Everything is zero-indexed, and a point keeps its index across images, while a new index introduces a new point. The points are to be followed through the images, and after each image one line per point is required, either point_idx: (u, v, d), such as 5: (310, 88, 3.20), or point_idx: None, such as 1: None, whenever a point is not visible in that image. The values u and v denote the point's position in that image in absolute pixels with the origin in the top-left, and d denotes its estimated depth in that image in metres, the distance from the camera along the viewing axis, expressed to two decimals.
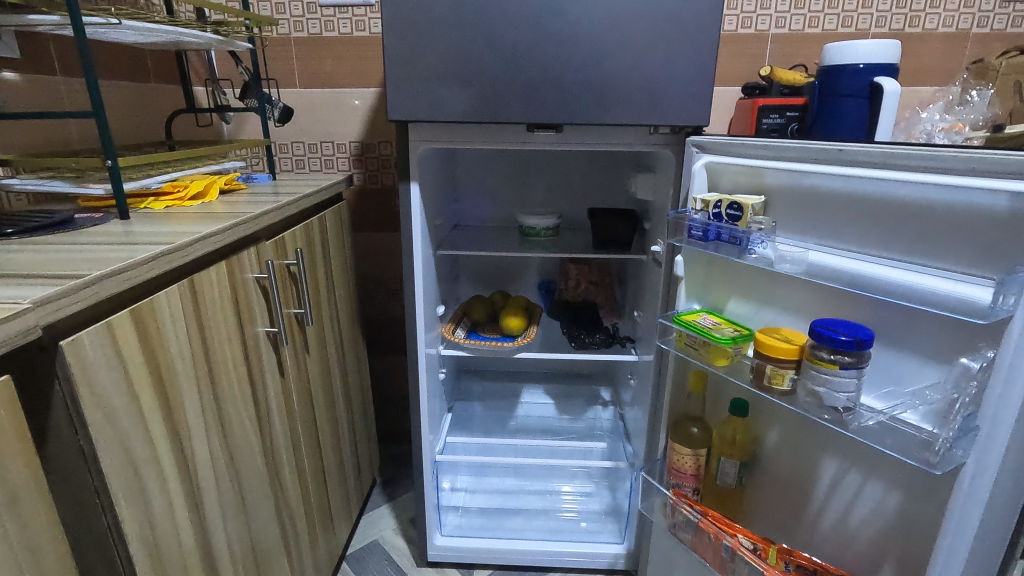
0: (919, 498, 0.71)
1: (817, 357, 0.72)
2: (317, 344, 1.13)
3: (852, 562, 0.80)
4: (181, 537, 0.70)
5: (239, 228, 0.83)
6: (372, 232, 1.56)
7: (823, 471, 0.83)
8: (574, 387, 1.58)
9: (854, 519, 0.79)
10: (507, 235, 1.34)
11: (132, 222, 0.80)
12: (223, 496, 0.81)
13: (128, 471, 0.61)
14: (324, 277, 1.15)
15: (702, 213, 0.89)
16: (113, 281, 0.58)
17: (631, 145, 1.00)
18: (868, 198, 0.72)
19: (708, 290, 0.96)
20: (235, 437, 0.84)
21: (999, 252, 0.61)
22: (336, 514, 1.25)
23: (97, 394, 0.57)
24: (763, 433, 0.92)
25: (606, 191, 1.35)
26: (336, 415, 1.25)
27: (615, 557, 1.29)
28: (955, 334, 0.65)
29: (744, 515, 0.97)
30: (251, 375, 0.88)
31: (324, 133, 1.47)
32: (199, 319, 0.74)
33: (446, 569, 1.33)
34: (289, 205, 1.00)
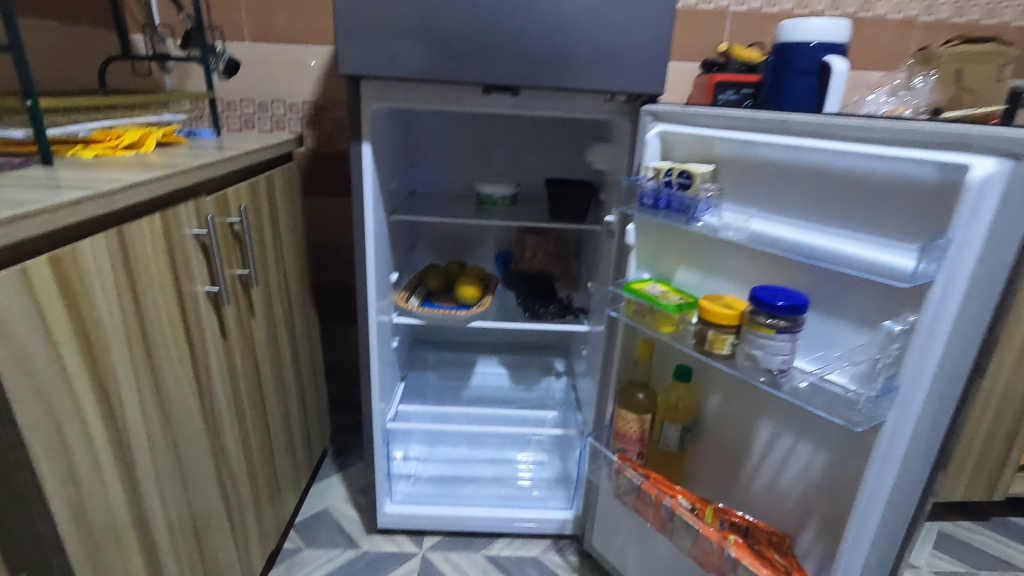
0: (842, 458, 0.75)
1: (755, 322, 0.74)
2: (264, 308, 1.10)
3: (781, 519, 0.85)
4: (110, 499, 0.68)
5: (174, 179, 0.78)
6: (325, 197, 1.52)
7: (758, 434, 0.87)
8: (529, 358, 1.60)
9: (785, 479, 0.83)
10: (464, 203, 1.32)
11: (57, 168, 0.74)
12: (159, 459, 0.78)
13: (48, 428, 0.58)
14: (271, 238, 1.11)
15: (653, 180, 0.88)
16: (26, 224, 0.55)
17: (588, 112, 1.00)
18: (808, 169, 0.74)
19: (657, 259, 0.97)
20: (172, 399, 0.81)
21: (925, 220, 0.63)
22: (283, 482, 1.23)
23: (9, 343, 0.53)
24: (706, 398, 0.95)
25: (563, 162, 1.34)
26: (284, 381, 1.22)
27: (564, 523, 1.32)
28: (882, 301, 0.68)
29: (685, 477, 1.01)
30: (189, 335, 0.85)
31: (275, 92, 1.41)
32: (130, 274, 0.71)
33: (396, 536, 1.34)
34: (232, 161, 0.96)
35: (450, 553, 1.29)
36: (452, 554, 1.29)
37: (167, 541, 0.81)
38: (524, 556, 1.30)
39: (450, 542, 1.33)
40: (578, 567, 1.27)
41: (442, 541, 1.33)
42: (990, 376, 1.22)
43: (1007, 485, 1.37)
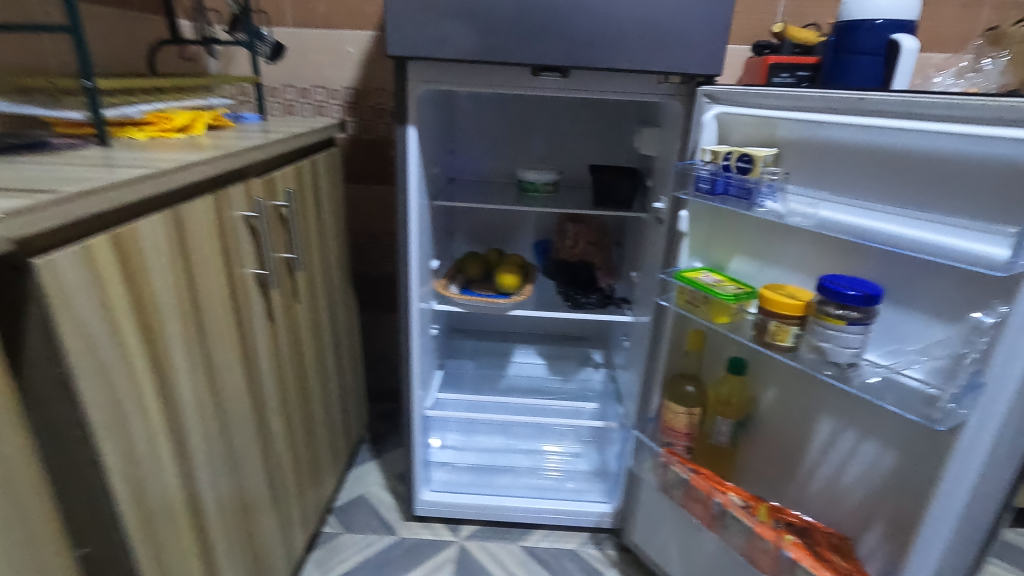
0: (912, 459, 0.72)
1: (823, 313, 0.70)
2: (307, 293, 1.10)
3: (841, 519, 0.82)
4: (165, 478, 0.68)
5: (226, 160, 0.78)
6: (365, 183, 1.51)
7: (818, 431, 0.83)
8: (566, 348, 1.57)
9: (847, 477, 0.80)
10: (504, 190, 1.30)
11: (113, 149, 0.75)
12: (209, 440, 0.79)
13: (109, 404, 0.58)
14: (315, 223, 1.11)
15: (711, 164, 0.85)
16: (88, 201, 0.54)
17: (640, 94, 0.97)
18: (885, 150, 0.70)
19: (710, 247, 0.94)
20: (221, 380, 0.81)
21: (1022, 204, 0.59)
22: (323, 467, 1.24)
23: (74, 318, 0.54)
24: (760, 393, 0.91)
25: (608, 147, 1.30)
26: (325, 366, 1.22)
27: (602, 516, 1.30)
28: (968, 290, 0.63)
29: (735, 473, 0.97)
30: (238, 317, 0.85)
31: (317, 78, 1.41)
32: (185, 254, 0.71)
33: (433, 524, 1.34)
34: (278, 144, 0.95)
35: (488, 543, 1.28)
36: (489, 543, 1.29)
37: (216, 520, 0.81)
38: (561, 549, 1.28)
39: (486, 531, 1.32)
40: (617, 562, 1.25)
41: (479, 530, 1.32)
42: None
43: None
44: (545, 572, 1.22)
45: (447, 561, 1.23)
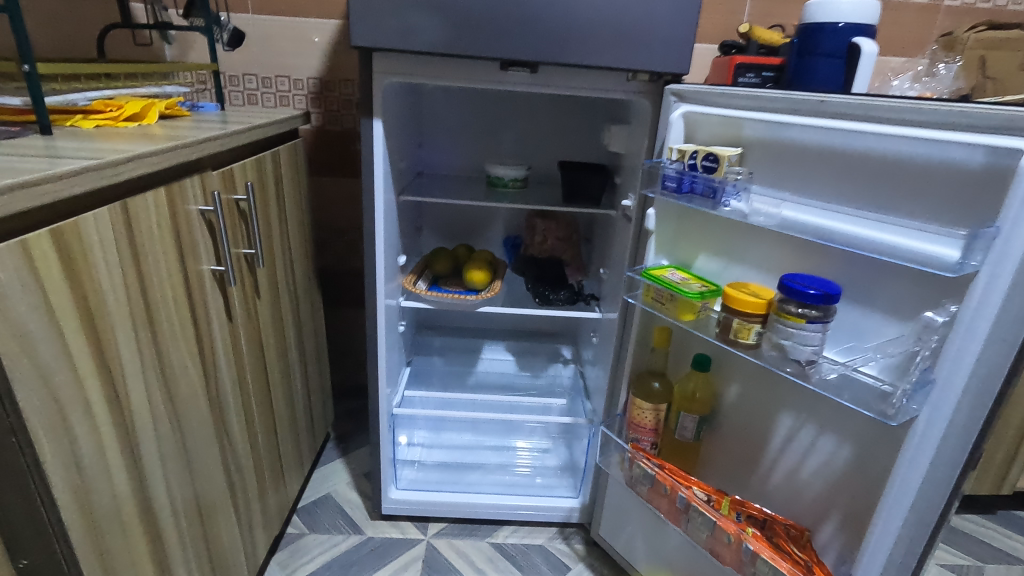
0: (867, 453, 0.74)
1: (784, 311, 0.72)
2: (269, 288, 1.06)
3: (800, 512, 0.84)
4: (115, 481, 0.65)
5: (179, 152, 0.75)
6: (330, 177, 1.48)
7: (779, 426, 0.85)
8: (535, 344, 1.57)
9: (805, 471, 0.82)
10: (473, 185, 1.29)
11: (56, 138, 0.71)
12: (163, 442, 0.76)
13: (50, 408, 0.55)
14: (277, 217, 1.07)
15: (677, 162, 0.86)
16: (25, 194, 0.51)
17: (609, 91, 0.96)
18: (844, 152, 0.71)
19: (677, 245, 0.94)
20: (176, 380, 0.78)
21: (971, 208, 0.61)
22: (286, 467, 1.21)
23: (9, 317, 0.50)
24: (723, 390, 0.93)
25: (577, 143, 1.30)
26: (288, 365, 1.19)
27: (570, 511, 1.31)
28: (921, 289, 0.65)
29: (699, 467, 0.99)
30: (194, 314, 0.81)
31: (280, 67, 1.37)
32: (135, 250, 0.67)
33: (401, 522, 1.32)
34: (238, 135, 0.92)
35: (456, 540, 1.28)
36: (457, 540, 1.28)
37: (171, 525, 0.78)
38: (530, 544, 1.28)
39: (455, 529, 1.31)
40: (585, 556, 1.26)
41: (447, 528, 1.32)
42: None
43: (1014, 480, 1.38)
44: (513, 568, 1.22)
45: (415, 559, 1.22)
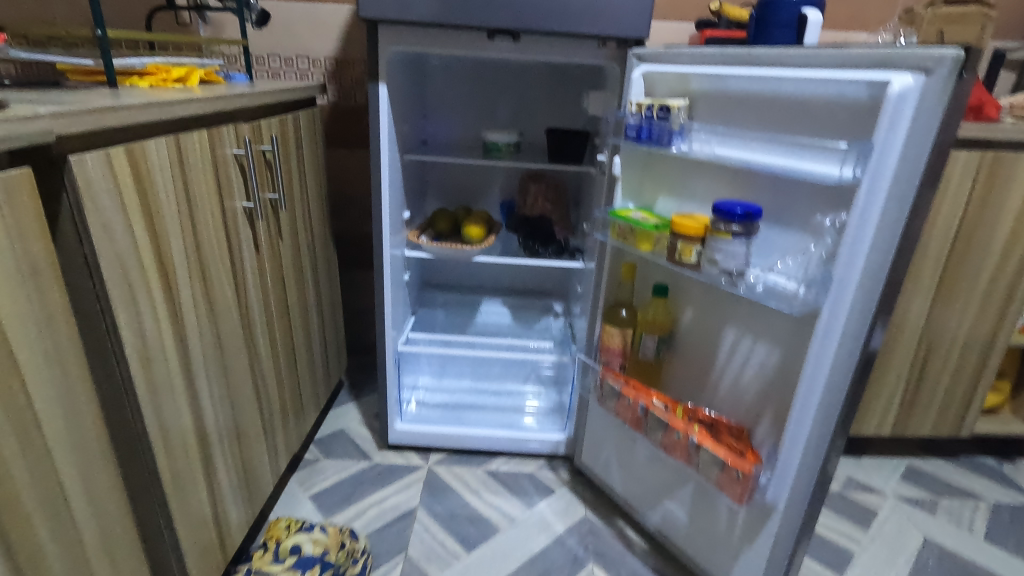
0: (790, 354, 0.87)
1: (715, 229, 0.86)
2: (290, 232, 1.23)
3: (741, 415, 0.98)
4: (167, 359, 0.82)
5: (217, 102, 0.91)
6: (344, 147, 1.64)
7: (724, 340, 0.99)
8: (530, 301, 1.72)
9: (745, 377, 0.96)
10: (471, 150, 1.44)
11: (121, 90, 0.87)
12: (204, 342, 0.92)
13: (123, 284, 0.71)
14: (297, 171, 1.24)
15: (637, 114, 0.99)
16: (108, 116, 0.68)
17: (582, 57, 1.11)
18: (769, 95, 0.85)
19: (640, 189, 1.08)
20: (215, 292, 0.94)
21: (860, 131, 0.74)
22: (305, 397, 1.38)
23: (97, 208, 0.66)
24: (681, 313, 1.07)
25: (564, 112, 1.45)
26: (306, 305, 1.35)
27: (557, 443, 1.45)
28: (825, 206, 0.79)
29: (662, 385, 1.13)
30: (229, 241, 0.98)
31: (301, 47, 1.53)
32: (185, 176, 0.84)
33: (406, 452, 1.48)
34: (264, 95, 1.08)
35: (454, 467, 1.43)
36: (455, 467, 1.43)
37: (209, 412, 0.95)
38: (520, 471, 1.43)
39: (454, 458, 1.47)
40: (568, 482, 1.40)
41: (447, 457, 1.47)
42: (914, 310, 1.35)
43: (971, 426, 1.48)
44: (503, 489, 1.37)
45: (417, 481, 1.38)
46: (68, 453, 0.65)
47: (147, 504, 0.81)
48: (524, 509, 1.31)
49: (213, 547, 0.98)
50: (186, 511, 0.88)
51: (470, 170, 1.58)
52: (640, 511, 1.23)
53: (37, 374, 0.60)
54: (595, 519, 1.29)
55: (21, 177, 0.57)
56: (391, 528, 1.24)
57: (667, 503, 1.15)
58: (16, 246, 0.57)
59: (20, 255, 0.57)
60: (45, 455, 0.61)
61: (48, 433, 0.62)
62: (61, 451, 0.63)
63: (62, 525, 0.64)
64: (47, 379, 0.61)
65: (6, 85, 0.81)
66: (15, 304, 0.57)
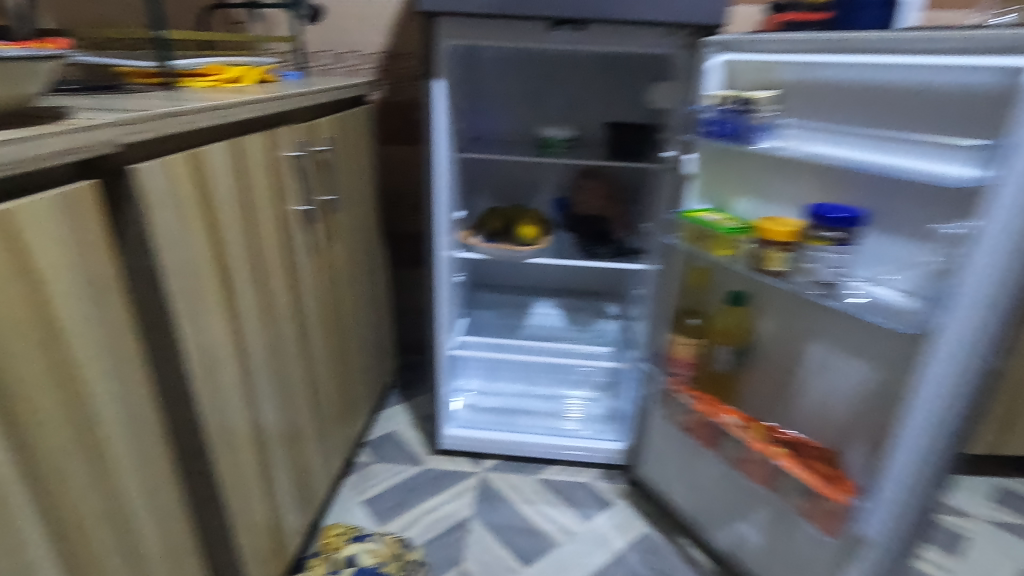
0: (892, 375, 0.78)
1: (812, 236, 0.78)
2: (344, 234, 1.20)
3: (829, 437, 0.89)
4: (228, 371, 0.80)
5: (275, 104, 0.88)
6: (394, 145, 1.61)
7: (810, 354, 0.90)
8: (583, 302, 1.65)
9: (835, 397, 0.87)
10: (525, 147, 1.38)
11: (180, 93, 0.85)
12: (263, 349, 0.90)
13: (185, 297, 0.69)
14: (351, 171, 1.21)
15: (715, 107, 0.91)
16: (171, 122, 0.65)
17: (651, 46, 1.03)
18: (873, 85, 0.76)
19: (717, 190, 1.01)
20: (273, 299, 0.92)
21: (990, 124, 0.65)
22: (357, 400, 1.36)
23: (160, 218, 0.64)
24: (759, 323, 0.99)
25: (623, 104, 1.37)
26: (358, 307, 1.33)
27: (614, 453, 1.39)
28: (944, 210, 0.70)
29: (736, 399, 1.06)
30: (287, 246, 0.95)
31: (351, 43, 1.50)
32: (244, 182, 0.81)
33: (457, 457, 1.45)
34: (319, 94, 1.05)
35: (507, 475, 1.39)
36: (508, 475, 1.39)
37: (268, 422, 0.93)
38: (575, 481, 1.38)
39: (506, 465, 1.42)
40: (627, 494, 1.34)
41: (499, 464, 1.43)
42: None
43: None
44: (559, 500, 1.32)
45: (470, 488, 1.34)
46: (134, 473, 0.63)
47: (209, 517, 0.80)
48: (581, 522, 1.25)
49: (272, 557, 0.97)
50: (246, 522, 0.87)
51: (522, 167, 1.52)
52: (707, 530, 1.16)
53: (104, 392, 0.58)
54: (657, 536, 1.22)
55: (85, 190, 0.54)
56: (445, 539, 1.20)
57: (738, 525, 1.08)
58: (79, 262, 0.54)
59: (84, 270, 0.55)
60: (112, 477, 0.60)
61: (113, 453, 0.60)
62: (126, 470, 0.61)
63: (129, 548, 0.63)
64: (112, 397, 0.59)
65: (69, 90, 0.79)
66: (79, 322, 0.54)
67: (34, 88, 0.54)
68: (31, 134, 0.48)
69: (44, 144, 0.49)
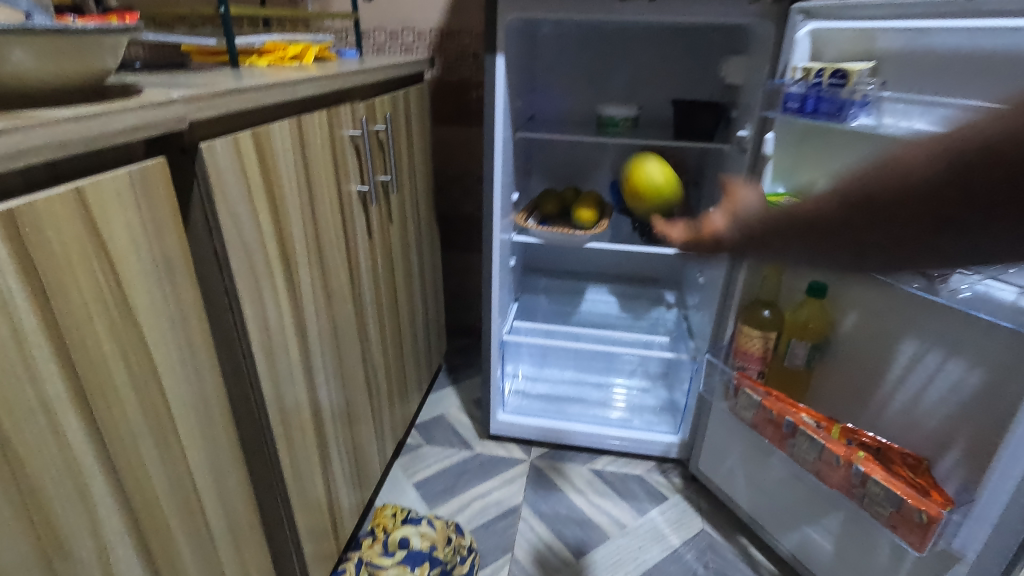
0: (1002, 374, 0.71)
1: None
2: (399, 216, 1.18)
3: (918, 443, 0.82)
4: (289, 352, 0.80)
5: (336, 81, 0.86)
6: (448, 125, 1.58)
7: (900, 352, 0.83)
8: (639, 289, 1.60)
9: (928, 400, 0.80)
10: (584, 126, 1.32)
11: (243, 70, 0.84)
12: (322, 331, 0.90)
13: (250, 278, 0.69)
14: (407, 151, 1.19)
15: (803, 83, 0.84)
16: (237, 99, 0.64)
17: (730, 16, 0.96)
18: (994, 53, 0.67)
19: (797, 171, 0.94)
20: (332, 280, 0.91)
21: None
22: (409, 382, 1.36)
23: (227, 198, 0.63)
24: (841, 317, 0.92)
25: (690, 81, 1.29)
26: (412, 289, 1.32)
27: (670, 446, 1.34)
28: None
29: (810, 397, 0.99)
30: (345, 227, 0.94)
31: (407, 20, 1.47)
32: (306, 161, 0.79)
33: (506, 443, 1.43)
34: (378, 71, 1.03)
35: (557, 464, 1.36)
36: (559, 463, 1.37)
37: (326, 403, 0.93)
38: (628, 473, 1.34)
39: (557, 453, 1.40)
40: (682, 489, 1.29)
41: (549, 452, 1.40)
42: None
43: None
44: (611, 492, 1.28)
45: (520, 475, 1.33)
46: (201, 452, 0.63)
47: (269, 496, 0.80)
48: (635, 516, 1.22)
49: (328, 535, 0.97)
50: (304, 501, 0.87)
51: (579, 147, 1.47)
52: (771, 532, 1.10)
53: (173, 373, 0.58)
54: (714, 534, 1.17)
55: (157, 168, 0.53)
56: (496, 526, 1.19)
57: (806, 529, 1.02)
58: (152, 242, 0.54)
59: (157, 250, 0.54)
60: (181, 457, 0.60)
61: (182, 433, 0.60)
62: (194, 450, 0.62)
63: (197, 527, 0.63)
64: (181, 377, 0.59)
65: (138, 67, 0.80)
66: (151, 303, 0.54)
67: (110, 62, 0.54)
68: (107, 108, 0.47)
69: (119, 120, 0.48)
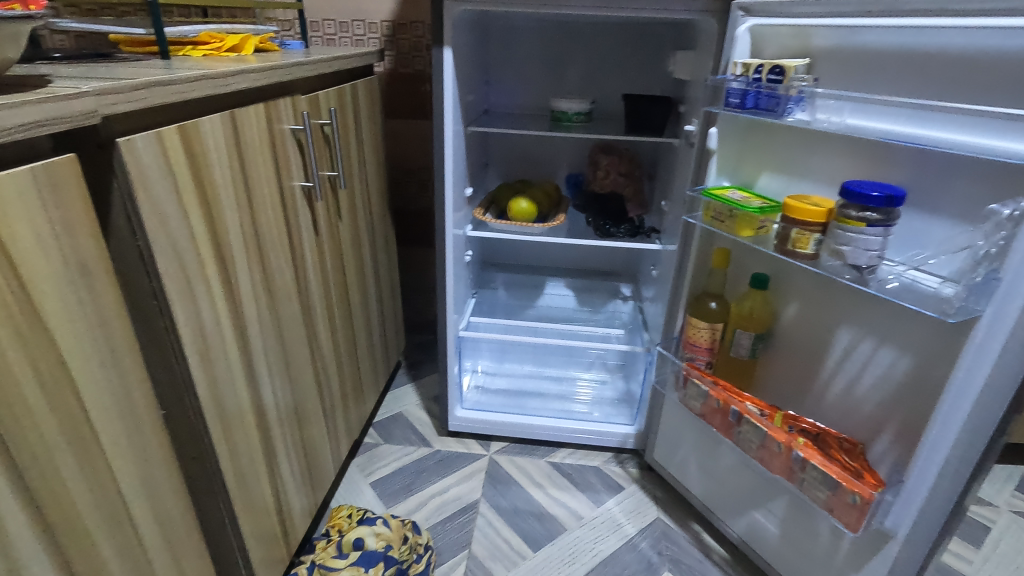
0: (928, 359, 0.74)
1: (844, 216, 0.73)
2: (348, 212, 1.16)
3: (854, 428, 0.85)
4: (228, 353, 0.77)
5: (274, 73, 0.83)
6: (402, 119, 1.55)
7: (837, 341, 0.86)
8: (596, 282, 1.61)
9: (862, 386, 0.83)
10: (539, 121, 1.32)
11: (173, 62, 0.80)
12: (265, 333, 0.87)
13: (179, 278, 0.66)
14: (355, 146, 1.16)
15: (742, 78, 0.86)
16: (160, 92, 0.61)
17: (674, 11, 0.97)
18: (919, 51, 0.70)
19: (740, 166, 0.96)
20: (274, 278, 0.89)
21: None
22: (365, 381, 1.34)
23: (150, 196, 0.60)
24: (782, 308, 0.94)
25: (642, 76, 1.31)
26: (365, 287, 1.30)
27: (626, 437, 1.36)
28: (991, 185, 0.65)
29: (755, 386, 1.02)
30: (289, 224, 0.92)
31: (357, 12, 1.44)
32: (242, 157, 0.77)
33: (466, 439, 1.43)
34: (322, 63, 1.00)
35: (515, 458, 1.37)
36: (517, 458, 1.37)
37: (271, 404, 0.90)
38: (586, 465, 1.35)
39: (516, 448, 1.40)
40: (638, 478, 1.32)
41: (508, 446, 1.41)
42: None
43: None
44: (569, 484, 1.29)
45: (478, 471, 1.33)
46: (128, 460, 0.60)
47: (211, 503, 0.78)
48: (592, 507, 1.23)
49: (277, 539, 0.95)
50: (250, 507, 0.85)
51: (535, 142, 1.47)
52: (721, 518, 1.13)
53: (92, 379, 0.55)
54: (668, 522, 1.20)
55: (66, 164, 0.50)
56: (453, 522, 1.19)
57: (754, 514, 1.05)
58: (61, 243, 0.51)
59: (68, 252, 0.51)
60: (104, 467, 0.57)
61: (105, 442, 0.57)
62: (121, 461, 0.59)
63: (125, 538, 0.60)
64: (101, 383, 0.56)
65: (56, 58, 0.75)
66: (63, 305, 0.51)
67: (11, 53, 0.50)
68: (2, 101, 0.43)
69: (17, 114, 0.45)
